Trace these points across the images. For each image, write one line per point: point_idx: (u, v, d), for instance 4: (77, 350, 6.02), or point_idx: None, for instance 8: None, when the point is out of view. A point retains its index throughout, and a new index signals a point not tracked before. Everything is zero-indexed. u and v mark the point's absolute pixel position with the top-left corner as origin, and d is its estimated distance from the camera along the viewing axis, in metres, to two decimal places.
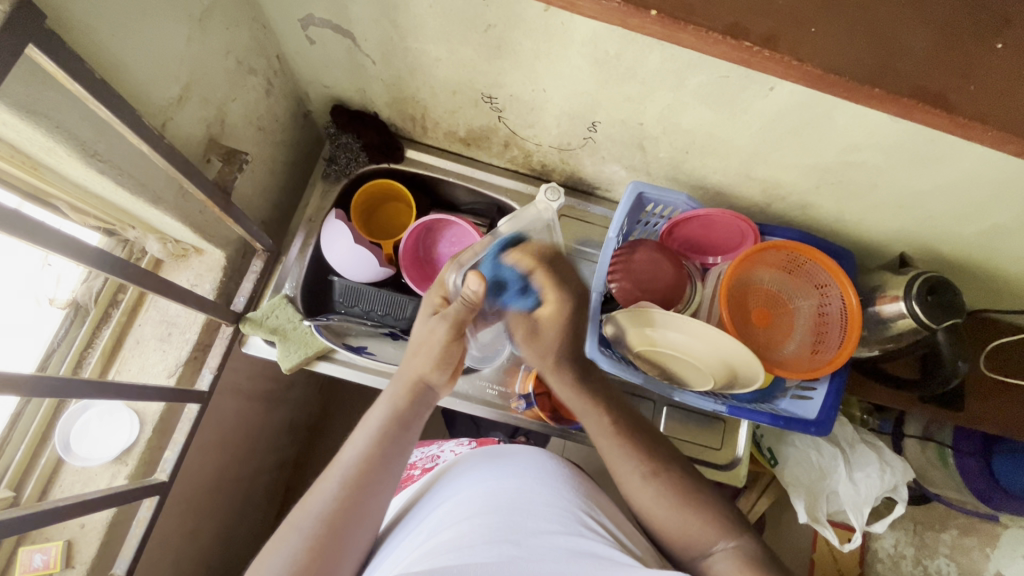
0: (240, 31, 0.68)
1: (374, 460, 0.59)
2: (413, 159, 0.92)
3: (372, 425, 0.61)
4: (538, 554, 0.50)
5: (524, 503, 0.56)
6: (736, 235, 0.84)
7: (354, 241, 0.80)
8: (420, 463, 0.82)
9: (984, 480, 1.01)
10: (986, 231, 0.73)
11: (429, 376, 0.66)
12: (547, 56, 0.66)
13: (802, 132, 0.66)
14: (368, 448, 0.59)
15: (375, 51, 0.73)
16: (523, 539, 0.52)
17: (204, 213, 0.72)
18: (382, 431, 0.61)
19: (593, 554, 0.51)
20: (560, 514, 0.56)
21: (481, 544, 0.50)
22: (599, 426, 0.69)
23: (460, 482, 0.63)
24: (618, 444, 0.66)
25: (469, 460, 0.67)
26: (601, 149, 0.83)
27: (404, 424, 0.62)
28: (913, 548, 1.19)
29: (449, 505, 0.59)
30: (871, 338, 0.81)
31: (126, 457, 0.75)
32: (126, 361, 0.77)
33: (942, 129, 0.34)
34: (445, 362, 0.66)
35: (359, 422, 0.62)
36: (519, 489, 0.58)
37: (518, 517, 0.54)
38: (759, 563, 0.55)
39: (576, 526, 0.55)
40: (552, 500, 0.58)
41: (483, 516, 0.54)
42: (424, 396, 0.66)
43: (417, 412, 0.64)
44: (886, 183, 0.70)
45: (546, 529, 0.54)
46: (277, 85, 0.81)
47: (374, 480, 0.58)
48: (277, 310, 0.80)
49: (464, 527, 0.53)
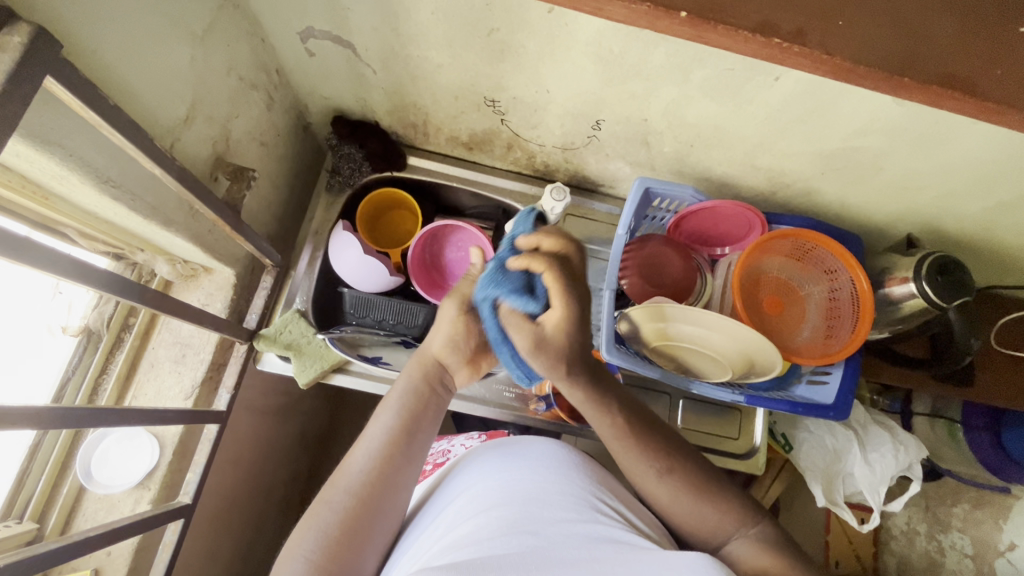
0: (241, 47, 0.67)
1: (398, 437, 0.59)
2: (415, 167, 0.93)
3: (394, 401, 0.62)
4: (556, 542, 0.49)
5: (541, 493, 0.55)
6: (744, 226, 0.85)
7: (363, 251, 0.81)
8: (430, 458, 0.81)
9: (996, 454, 1.04)
10: (990, 207, 0.74)
11: (444, 358, 0.64)
12: (549, 57, 0.66)
13: (809, 118, 0.66)
14: (393, 422, 0.60)
15: (376, 60, 0.73)
16: (542, 529, 0.51)
17: (214, 232, 0.72)
18: (405, 409, 0.61)
19: (612, 540, 0.51)
20: (575, 502, 0.55)
21: (498, 536, 0.49)
22: (606, 428, 0.63)
23: (475, 471, 0.63)
24: (630, 440, 0.62)
25: (480, 452, 0.66)
26: (605, 147, 0.83)
27: (423, 403, 0.62)
28: (926, 524, 1.22)
29: (463, 500, 0.59)
30: (881, 320, 0.83)
31: (149, 482, 0.74)
32: (142, 386, 0.77)
33: (971, 114, 0.35)
34: (462, 342, 0.63)
35: (381, 400, 0.63)
36: (533, 479, 0.57)
37: (533, 508, 0.53)
38: (780, 547, 0.57)
39: (591, 512, 0.54)
40: (568, 487, 0.57)
41: (500, 509, 0.53)
42: (442, 378, 0.65)
43: (436, 392, 0.64)
44: (893, 164, 0.71)
45: (563, 517, 0.53)
46: (277, 99, 0.80)
47: (401, 453, 0.59)
48: (290, 325, 0.80)
49: (480, 520, 0.53)
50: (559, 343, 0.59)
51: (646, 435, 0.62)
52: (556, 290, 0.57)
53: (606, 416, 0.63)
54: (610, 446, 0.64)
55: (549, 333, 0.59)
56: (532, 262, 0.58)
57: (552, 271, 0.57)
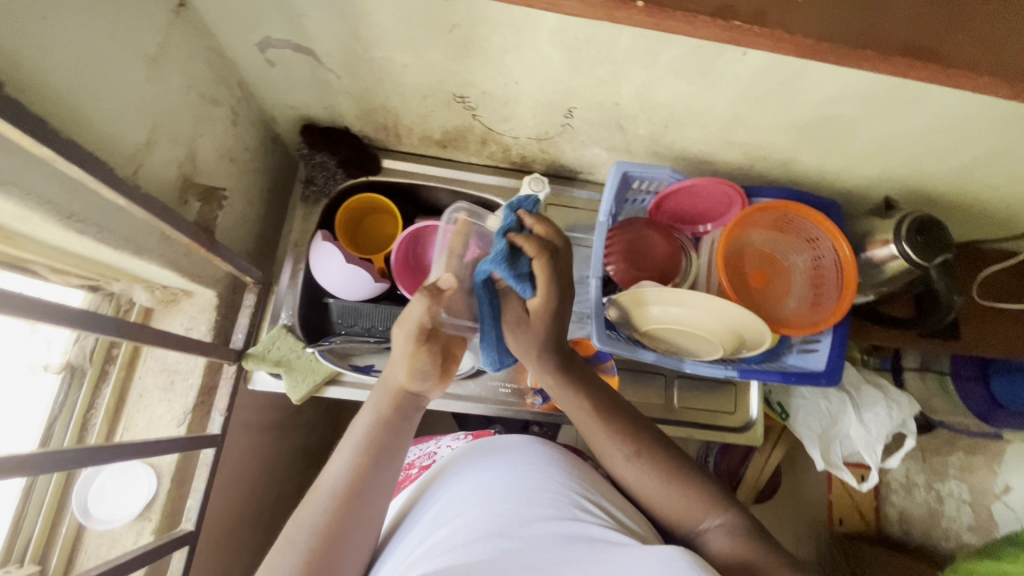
0: (198, 64, 0.66)
1: (363, 471, 0.57)
2: (391, 169, 0.92)
3: (358, 434, 0.59)
4: (532, 541, 0.49)
5: (516, 492, 0.55)
6: (723, 203, 0.85)
7: (345, 259, 0.80)
8: (417, 462, 0.80)
9: (986, 402, 1.07)
10: (963, 164, 0.74)
11: (412, 386, 0.62)
12: (514, 49, 0.65)
13: (779, 91, 0.66)
14: (358, 457, 0.58)
15: (338, 65, 0.72)
16: (517, 530, 0.51)
17: (190, 256, 0.70)
18: (369, 441, 0.59)
19: (589, 537, 0.50)
20: (553, 498, 0.55)
21: (474, 541, 0.49)
22: (575, 410, 0.65)
23: (455, 476, 0.63)
24: (599, 423, 0.63)
25: (460, 458, 0.66)
26: (580, 134, 0.82)
27: (388, 434, 0.60)
28: (924, 475, 1.28)
29: (443, 506, 0.59)
30: (866, 284, 0.84)
31: (149, 513, 0.73)
32: (132, 417, 0.75)
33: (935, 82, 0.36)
34: (422, 371, 0.61)
35: (345, 431, 0.61)
36: (509, 479, 0.57)
37: (510, 507, 0.53)
38: (750, 536, 0.56)
39: (570, 509, 0.54)
40: (544, 483, 0.57)
41: (477, 513, 0.53)
42: (409, 404, 0.62)
43: (402, 422, 0.61)
44: (866, 129, 0.71)
45: (540, 515, 0.53)
46: (242, 113, 0.78)
47: (366, 488, 0.57)
48: (278, 341, 0.80)
49: (458, 526, 0.53)
50: (530, 332, 0.64)
51: (615, 420, 0.64)
52: (542, 277, 0.60)
53: (572, 400, 0.65)
54: (582, 430, 0.65)
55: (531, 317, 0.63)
56: (527, 244, 0.59)
57: (544, 261, 0.60)
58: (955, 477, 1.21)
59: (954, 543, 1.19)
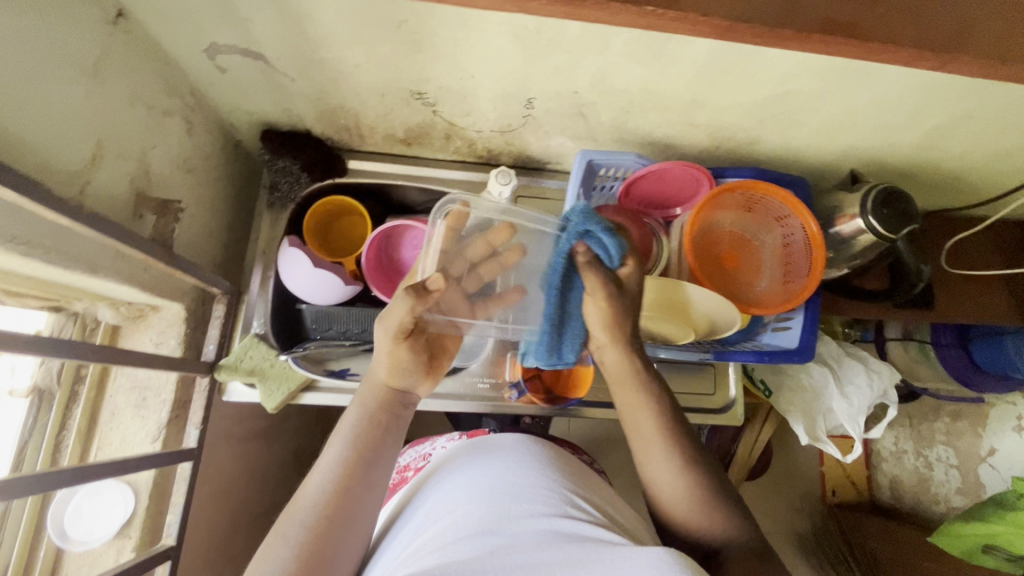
0: (144, 74, 0.64)
1: (353, 468, 0.57)
2: (357, 169, 0.92)
3: (347, 429, 0.59)
4: (524, 535, 0.49)
5: (510, 489, 0.56)
6: (692, 184, 0.84)
7: (313, 263, 0.79)
8: (411, 464, 0.80)
9: (966, 366, 1.09)
10: (926, 134, 0.74)
11: (396, 383, 0.62)
12: (466, 42, 0.64)
13: (735, 71, 0.66)
14: (347, 453, 0.58)
15: (290, 68, 0.70)
16: (510, 525, 0.51)
17: (150, 270, 0.69)
18: (358, 435, 0.59)
19: (580, 532, 0.50)
20: (546, 495, 0.56)
21: (464, 538, 0.49)
22: (641, 408, 0.61)
23: (449, 476, 0.63)
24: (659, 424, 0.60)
25: (456, 456, 0.66)
26: (543, 124, 0.82)
27: (377, 428, 0.60)
28: (914, 442, 1.31)
29: (437, 505, 0.59)
30: (838, 258, 0.84)
31: (129, 530, 0.72)
32: (106, 436, 0.74)
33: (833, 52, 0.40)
34: (405, 366, 0.61)
35: (334, 426, 0.60)
36: (502, 477, 0.58)
37: (503, 504, 0.54)
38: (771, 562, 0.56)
39: (563, 506, 0.54)
40: (537, 481, 0.57)
41: (472, 508, 0.53)
42: (394, 398, 0.62)
43: (392, 419, 0.61)
44: (826, 104, 0.71)
45: (532, 511, 0.53)
46: (198, 122, 0.77)
47: (356, 484, 0.57)
48: (251, 350, 0.80)
49: (453, 522, 0.53)
50: (629, 300, 0.60)
51: (673, 425, 0.61)
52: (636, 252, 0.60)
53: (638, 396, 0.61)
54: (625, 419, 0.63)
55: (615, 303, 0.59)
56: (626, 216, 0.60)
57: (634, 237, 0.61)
58: (943, 443, 1.25)
59: (944, 507, 1.22)
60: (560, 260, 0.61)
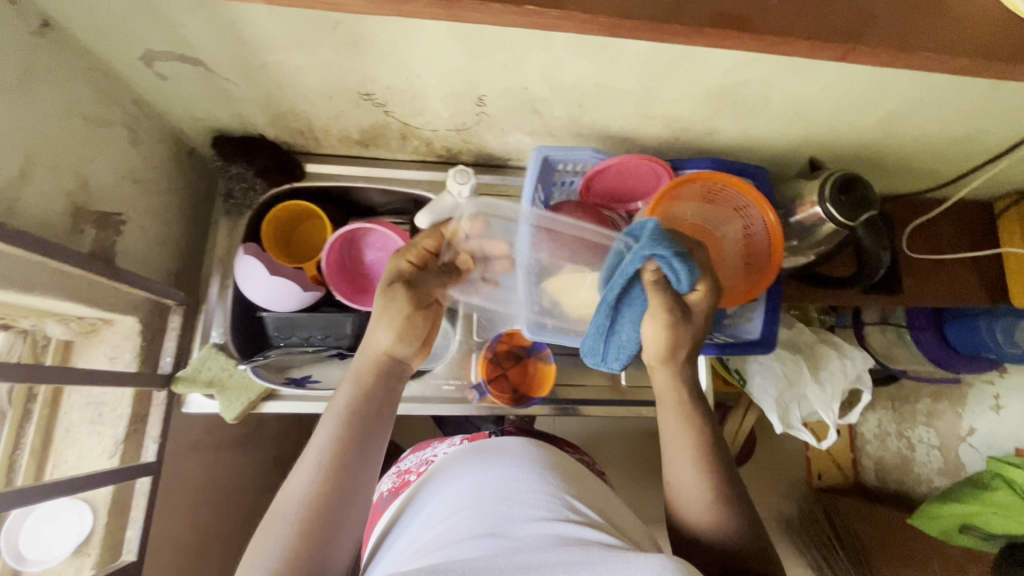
0: (77, 85, 0.63)
1: (350, 440, 0.54)
2: (315, 173, 0.90)
3: (340, 401, 0.56)
4: (524, 539, 0.48)
5: (511, 492, 0.55)
6: (651, 178, 0.83)
7: (270, 272, 0.79)
8: (414, 467, 0.79)
9: (942, 348, 1.08)
10: (882, 118, 0.74)
11: (396, 351, 0.60)
12: (406, 42, 0.63)
13: (682, 62, 0.65)
14: (343, 425, 0.54)
15: (232, 73, 0.69)
16: (512, 529, 0.50)
17: (97, 285, 0.68)
18: (354, 407, 0.56)
19: (578, 536, 0.49)
20: (547, 499, 0.54)
21: (467, 540, 0.48)
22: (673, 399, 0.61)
23: (449, 479, 0.62)
24: (687, 415, 0.60)
25: (458, 458, 0.65)
26: (498, 121, 0.81)
27: (375, 400, 0.57)
28: (896, 424, 1.31)
29: (437, 508, 0.58)
30: (802, 246, 0.84)
31: (87, 547, 0.72)
32: (61, 454, 0.73)
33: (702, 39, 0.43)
34: (411, 332, 0.60)
35: (328, 402, 0.57)
36: (504, 479, 0.57)
37: (504, 507, 0.53)
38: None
39: (563, 510, 0.53)
40: (539, 485, 0.56)
41: (472, 510, 0.53)
42: (391, 370, 0.60)
43: (388, 390, 0.59)
44: (779, 92, 0.70)
45: (532, 515, 0.52)
46: (143, 131, 0.75)
47: (355, 457, 0.53)
48: (208, 361, 0.79)
49: (454, 524, 0.52)
50: (690, 328, 0.59)
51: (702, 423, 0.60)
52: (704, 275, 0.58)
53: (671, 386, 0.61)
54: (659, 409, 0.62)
55: (677, 324, 0.59)
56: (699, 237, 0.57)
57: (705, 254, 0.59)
58: (924, 424, 1.25)
59: (927, 487, 1.22)
60: (623, 281, 0.59)
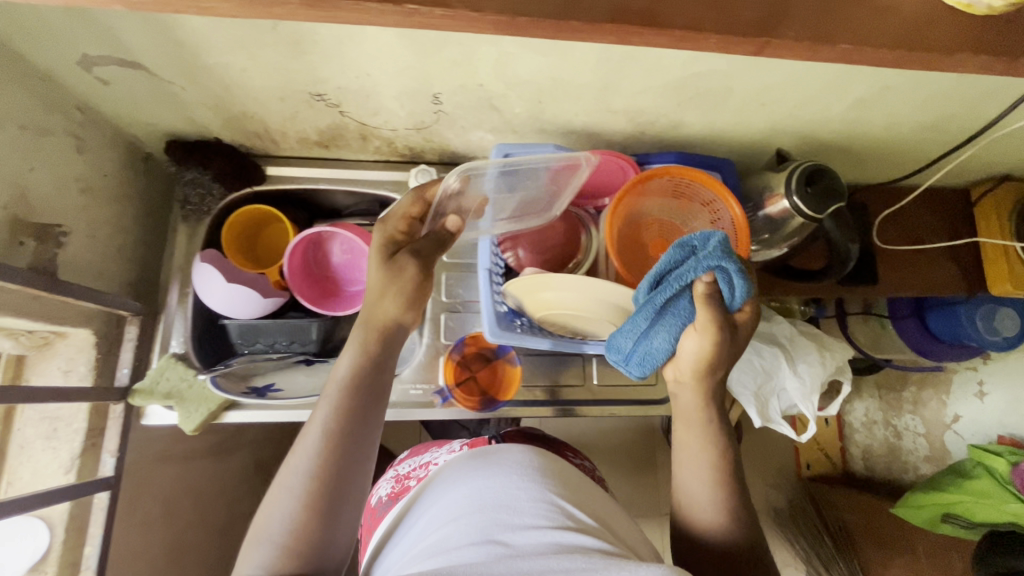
0: (12, 94, 0.61)
1: (354, 417, 0.52)
2: (276, 175, 0.88)
3: (340, 373, 0.54)
4: (522, 549, 0.47)
5: (511, 499, 0.53)
6: (618, 173, 0.82)
7: (227, 279, 0.77)
8: (413, 473, 0.78)
9: (922, 335, 1.08)
10: (850, 106, 0.72)
11: (401, 316, 0.57)
12: (350, 40, 0.61)
13: (636, 54, 0.63)
14: (347, 400, 0.53)
15: (176, 76, 0.67)
16: (511, 538, 0.48)
17: (43, 300, 0.66)
18: (355, 379, 0.54)
19: (576, 545, 0.48)
20: (546, 507, 0.53)
21: (465, 547, 0.47)
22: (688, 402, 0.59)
23: (447, 481, 0.60)
24: (702, 420, 0.58)
25: (457, 460, 0.63)
26: (458, 119, 0.79)
27: (377, 375, 0.55)
28: (882, 412, 1.30)
29: (434, 513, 0.56)
30: (776, 238, 0.82)
31: (43, 565, 0.71)
32: (15, 471, 0.72)
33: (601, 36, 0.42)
34: (416, 298, 0.58)
35: (329, 371, 0.55)
36: (505, 485, 0.55)
37: (503, 516, 0.51)
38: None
39: (561, 517, 0.52)
40: (539, 492, 0.55)
41: (472, 517, 0.51)
42: (394, 339, 0.58)
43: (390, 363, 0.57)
44: (740, 83, 0.68)
45: (531, 524, 0.51)
46: (90, 138, 0.73)
47: (359, 433, 0.52)
48: (167, 372, 0.78)
49: (454, 530, 0.50)
50: (734, 343, 0.57)
51: (716, 427, 0.59)
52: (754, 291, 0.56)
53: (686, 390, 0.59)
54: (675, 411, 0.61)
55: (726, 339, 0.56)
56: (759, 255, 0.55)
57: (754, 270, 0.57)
58: (911, 412, 1.24)
59: (913, 474, 1.22)
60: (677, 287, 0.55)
